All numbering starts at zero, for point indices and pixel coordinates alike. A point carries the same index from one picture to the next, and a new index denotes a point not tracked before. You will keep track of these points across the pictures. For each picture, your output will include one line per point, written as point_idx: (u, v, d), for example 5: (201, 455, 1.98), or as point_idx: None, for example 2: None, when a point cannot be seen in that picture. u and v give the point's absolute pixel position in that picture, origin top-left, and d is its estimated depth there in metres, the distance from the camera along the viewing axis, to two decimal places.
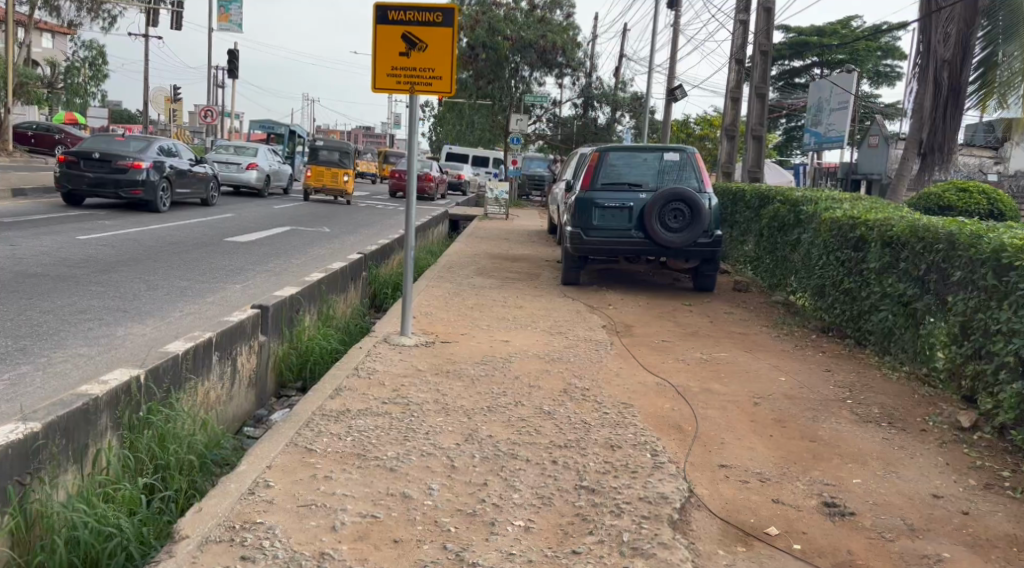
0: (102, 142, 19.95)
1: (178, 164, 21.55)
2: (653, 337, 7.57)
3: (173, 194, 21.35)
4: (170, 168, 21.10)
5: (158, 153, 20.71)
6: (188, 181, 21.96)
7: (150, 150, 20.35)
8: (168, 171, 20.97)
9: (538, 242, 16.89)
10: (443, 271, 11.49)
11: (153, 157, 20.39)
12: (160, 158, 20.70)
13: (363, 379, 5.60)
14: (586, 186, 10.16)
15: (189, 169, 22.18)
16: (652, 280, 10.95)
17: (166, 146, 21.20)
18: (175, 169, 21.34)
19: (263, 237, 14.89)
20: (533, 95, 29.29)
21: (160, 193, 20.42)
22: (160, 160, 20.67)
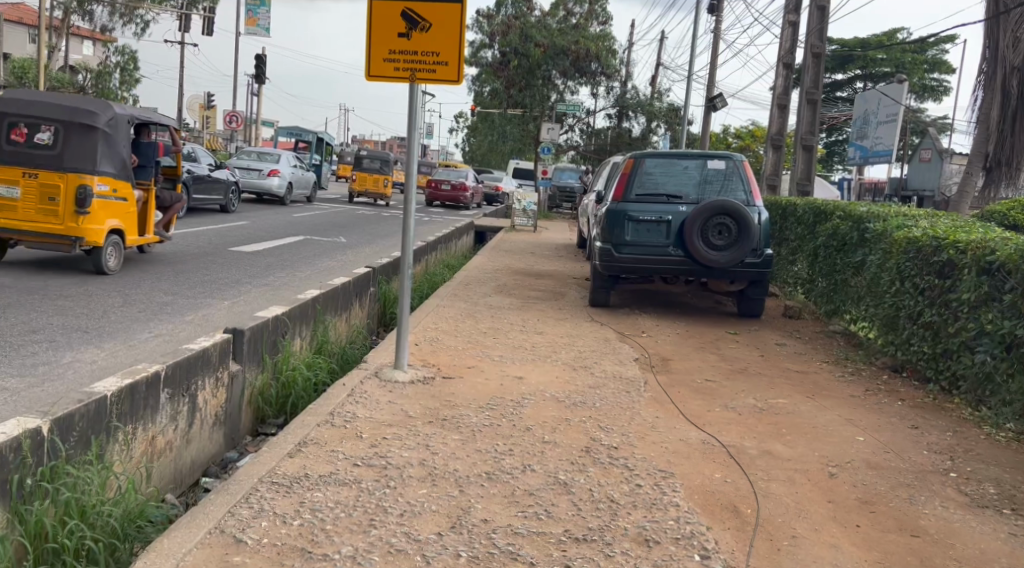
0: None
1: (195, 169, 20.75)
2: (695, 375, 6.43)
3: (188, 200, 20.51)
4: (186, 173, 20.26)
5: None
6: (206, 186, 21.10)
7: None
8: (185, 176, 20.15)
9: (566, 257, 15.76)
10: (459, 288, 10.41)
11: None
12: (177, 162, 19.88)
13: (340, 426, 4.55)
14: (618, 196, 9.04)
15: (208, 175, 21.35)
16: (691, 304, 9.78)
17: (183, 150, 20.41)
18: (192, 175, 20.49)
19: (271, 246, 13.91)
20: (565, 104, 28.24)
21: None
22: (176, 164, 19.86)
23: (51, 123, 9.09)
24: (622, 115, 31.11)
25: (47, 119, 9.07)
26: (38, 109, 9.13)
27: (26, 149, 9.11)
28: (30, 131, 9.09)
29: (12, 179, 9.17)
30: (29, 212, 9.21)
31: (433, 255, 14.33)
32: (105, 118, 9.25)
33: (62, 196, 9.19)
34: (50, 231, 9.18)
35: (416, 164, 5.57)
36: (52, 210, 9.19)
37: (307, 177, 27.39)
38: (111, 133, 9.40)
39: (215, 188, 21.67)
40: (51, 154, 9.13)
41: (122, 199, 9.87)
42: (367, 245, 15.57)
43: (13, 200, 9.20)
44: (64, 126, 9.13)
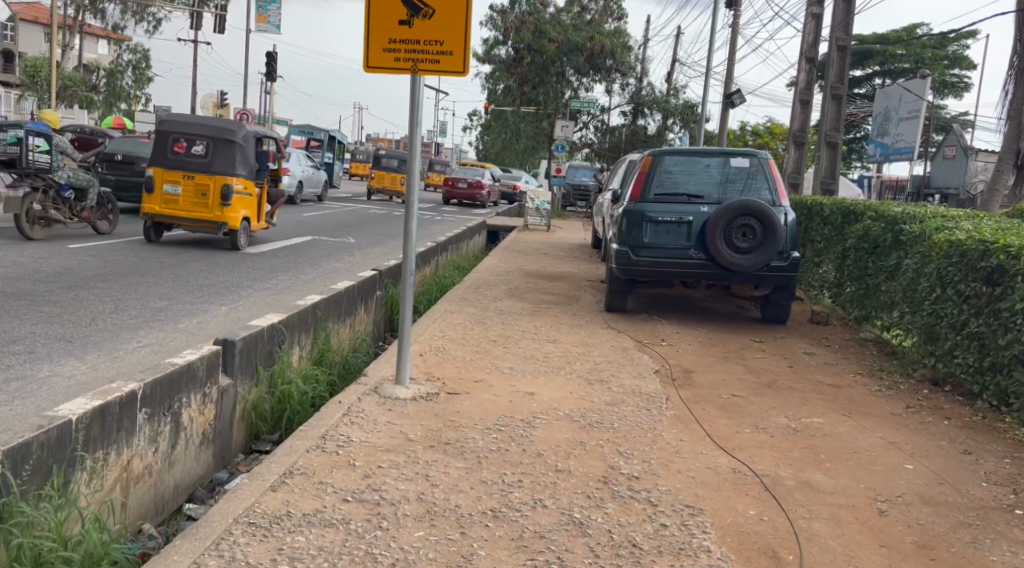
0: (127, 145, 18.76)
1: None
2: (720, 390, 5.97)
3: None
4: None
5: None
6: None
7: None
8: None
9: (581, 258, 15.30)
10: (469, 292, 9.98)
11: None
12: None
13: (331, 453, 4.11)
14: (636, 196, 8.58)
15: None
16: (712, 309, 9.31)
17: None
18: None
19: (278, 247, 13.52)
20: (579, 101, 27.77)
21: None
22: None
23: (199, 137, 12.15)
24: (637, 112, 30.60)
25: (196, 133, 12.08)
26: (190, 128, 12.17)
27: (184, 159, 12.27)
28: (186, 144, 12.19)
29: (175, 180, 12.33)
30: (188, 205, 12.44)
31: (443, 256, 13.90)
32: (240, 132, 12.32)
33: (211, 192, 12.30)
34: (203, 218, 12.30)
35: (419, 162, 5.14)
36: (205, 201, 12.35)
37: (318, 176, 27.03)
38: (245, 145, 12.48)
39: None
40: (202, 161, 12.27)
41: (251, 195, 13.04)
42: (377, 245, 15.16)
43: (176, 196, 12.38)
44: (212, 141, 12.20)
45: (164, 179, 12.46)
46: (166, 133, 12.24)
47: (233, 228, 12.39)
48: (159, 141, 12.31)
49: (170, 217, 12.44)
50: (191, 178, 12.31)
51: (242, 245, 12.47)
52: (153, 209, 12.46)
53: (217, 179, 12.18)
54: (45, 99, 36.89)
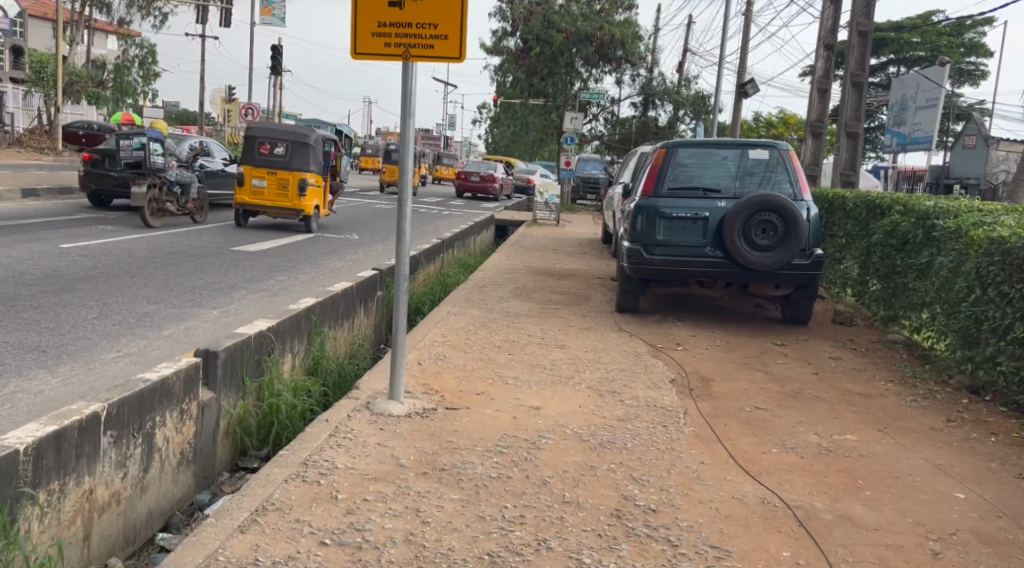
0: None
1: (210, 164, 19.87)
2: (742, 402, 5.53)
3: None
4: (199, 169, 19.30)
5: (188, 152, 18.94)
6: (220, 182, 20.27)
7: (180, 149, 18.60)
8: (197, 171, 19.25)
9: (591, 253, 14.84)
10: (473, 292, 9.55)
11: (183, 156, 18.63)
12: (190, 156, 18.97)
13: (313, 483, 3.70)
14: (648, 191, 8.11)
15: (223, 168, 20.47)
16: (728, 310, 8.85)
17: (196, 145, 19.50)
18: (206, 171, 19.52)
19: (278, 245, 13.11)
20: (589, 92, 27.24)
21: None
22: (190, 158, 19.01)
23: (282, 141, 14.72)
24: (648, 103, 30.02)
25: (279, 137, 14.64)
26: (274, 133, 14.77)
27: (269, 158, 14.88)
28: (270, 146, 14.76)
29: (261, 175, 14.92)
30: (274, 196, 15.08)
31: (448, 253, 13.47)
32: (313, 136, 14.98)
33: (290, 185, 14.92)
34: (285, 206, 14.90)
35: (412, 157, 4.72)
36: (285, 192, 14.90)
37: None
38: (317, 147, 15.16)
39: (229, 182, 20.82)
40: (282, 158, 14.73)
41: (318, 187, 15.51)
42: (381, 242, 14.73)
43: (262, 189, 14.99)
44: (292, 143, 14.81)
45: (252, 175, 15.07)
46: (253, 138, 14.80)
47: (309, 215, 15.04)
48: (246, 142, 14.85)
49: (256, 205, 15.06)
50: (275, 172, 14.88)
51: (315, 228, 15.06)
52: (243, 200, 15.09)
53: (297, 174, 14.76)
54: (51, 95, 36.49)
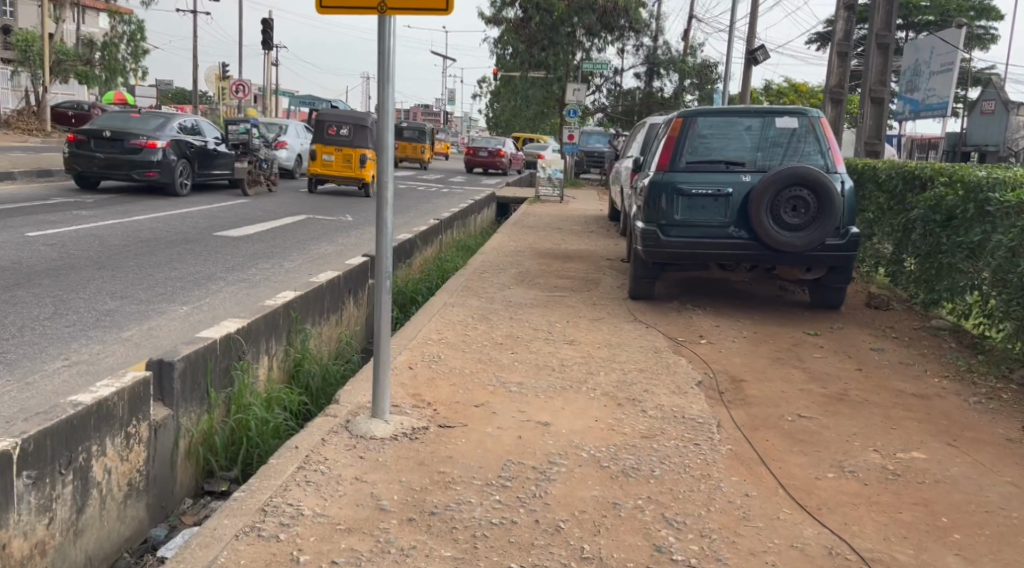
0: (115, 120, 17.26)
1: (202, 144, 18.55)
2: (782, 408, 4.81)
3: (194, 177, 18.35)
4: (190, 149, 18.10)
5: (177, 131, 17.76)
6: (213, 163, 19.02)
7: (168, 128, 17.45)
8: (188, 151, 18.04)
9: (597, 232, 14.06)
10: (473, 279, 8.81)
11: (171, 135, 17.46)
12: (179, 135, 17.73)
13: (271, 538, 2.99)
14: (664, 165, 7.34)
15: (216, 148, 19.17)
16: (751, 295, 8.11)
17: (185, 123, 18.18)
18: (196, 151, 18.31)
19: (266, 228, 12.35)
20: (591, 63, 26.27)
21: (177, 172, 17.60)
22: (179, 137, 17.78)
23: (346, 123, 17.98)
24: (652, 73, 29.00)
25: (345, 121, 17.90)
26: (340, 118, 18.03)
27: (334, 138, 18.15)
28: (336, 127, 17.98)
29: (330, 152, 18.24)
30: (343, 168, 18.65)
31: (446, 235, 12.71)
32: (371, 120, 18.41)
33: (354, 160, 18.30)
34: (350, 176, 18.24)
35: (392, 133, 3.99)
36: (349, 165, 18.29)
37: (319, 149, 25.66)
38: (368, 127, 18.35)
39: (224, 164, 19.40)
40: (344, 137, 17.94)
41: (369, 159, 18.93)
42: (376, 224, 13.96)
43: (330, 163, 18.30)
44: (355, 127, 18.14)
45: (322, 152, 18.38)
46: (321, 121, 18.06)
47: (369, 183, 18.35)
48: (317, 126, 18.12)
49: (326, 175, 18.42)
50: (340, 149, 18.16)
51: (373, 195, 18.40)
52: (315, 171, 18.51)
53: (358, 151, 18.09)
54: (38, 74, 35.44)
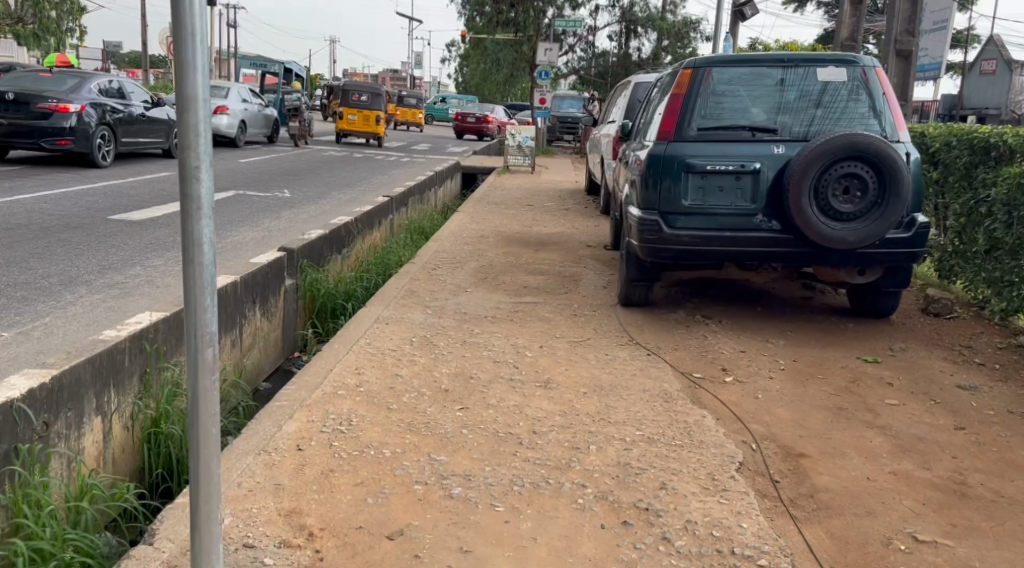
0: (22, 81, 14.05)
1: (128, 108, 15.21)
2: (881, 518, 3.04)
3: (120, 147, 15.05)
4: (117, 114, 14.85)
5: (99, 94, 14.51)
6: (145, 131, 15.84)
7: (85, 90, 14.19)
8: (114, 117, 14.78)
9: (573, 210, 12.25)
10: (421, 278, 6.96)
11: (90, 97, 14.22)
12: (100, 97, 14.45)
13: None
14: (667, 134, 5.52)
15: (146, 113, 15.89)
16: (773, 299, 6.35)
17: (105, 85, 14.89)
18: (124, 117, 15.05)
19: (180, 208, 10.36)
20: (563, 20, 24.20)
21: (98, 141, 14.22)
22: (101, 101, 14.50)
23: (366, 93, 26.29)
24: (629, 32, 27.02)
25: (366, 92, 26.23)
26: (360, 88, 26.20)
27: (358, 103, 26.48)
28: (360, 98, 26.54)
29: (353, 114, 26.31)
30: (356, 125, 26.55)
31: (397, 216, 10.83)
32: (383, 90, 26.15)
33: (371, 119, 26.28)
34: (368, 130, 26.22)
35: (205, 76, 2.11)
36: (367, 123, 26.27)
37: (268, 114, 23.41)
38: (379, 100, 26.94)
39: (155, 130, 16.28)
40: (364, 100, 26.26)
41: None
42: (317, 201, 12.03)
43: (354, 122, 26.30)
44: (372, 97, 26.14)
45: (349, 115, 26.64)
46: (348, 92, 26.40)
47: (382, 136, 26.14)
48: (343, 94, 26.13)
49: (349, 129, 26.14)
50: (361, 112, 26.53)
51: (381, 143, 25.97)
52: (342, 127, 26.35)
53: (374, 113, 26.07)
54: None
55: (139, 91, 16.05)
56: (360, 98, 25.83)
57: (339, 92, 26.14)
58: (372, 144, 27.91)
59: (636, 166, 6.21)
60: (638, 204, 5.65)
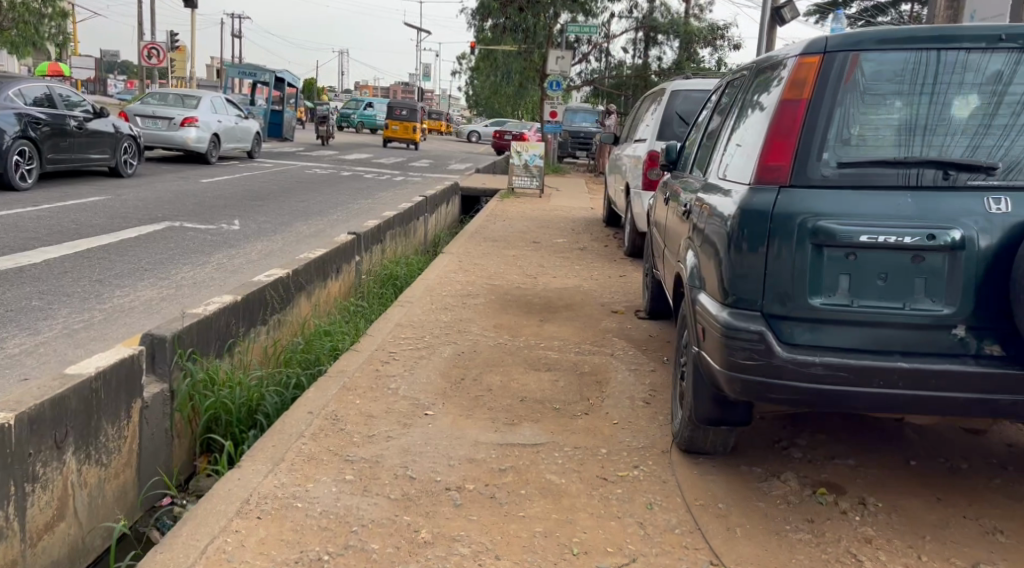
0: None
1: (61, 118, 12.86)
2: None
3: (49, 165, 12.71)
4: (46, 126, 12.48)
5: (21, 102, 12.16)
6: (83, 146, 13.47)
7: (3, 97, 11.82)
8: (43, 128, 12.43)
9: (590, 249, 9.81)
10: (362, 384, 4.52)
11: (9, 104, 11.84)
12: (22, 105, 12.07)
13: None
14: (779, 174, 3.04)
15: (85, 125, 13.53)
16: (931, 443, 3.83)
17: (32, 92, 12.53)
18: (55, 129, 12.70)
19: (74, 249, 7.94)
20: (576, 25, 21.68)
21: (15, 158, 11.88)
22: (24, 110, 12.12)
23: (405, 109, 32.79)
24: (648, 39, 24.57)
25: (405, 108, 32.65)
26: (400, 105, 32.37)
27: (400, 116, 33.15)
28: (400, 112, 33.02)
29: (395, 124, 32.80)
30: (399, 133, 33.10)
31: (366, 261, 8.38)
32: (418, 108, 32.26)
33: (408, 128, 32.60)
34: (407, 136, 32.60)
35: None
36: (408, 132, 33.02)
37: (248, 126, 21.06)
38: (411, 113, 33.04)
39: (98, 146, 13.94)
40: (405, 115, 32.71)
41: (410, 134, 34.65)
42: (266, 239, 9.62)
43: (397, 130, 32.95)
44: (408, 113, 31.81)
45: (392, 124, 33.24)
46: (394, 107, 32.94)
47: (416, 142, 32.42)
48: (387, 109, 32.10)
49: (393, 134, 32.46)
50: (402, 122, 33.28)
51: (416, 149, 32.20)
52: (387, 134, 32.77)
53: (413, 125, 32.54)
54: None
55: (78, 98, 13.69)
56: (401, 112, 32.56)
57: (385, 107, 32.64)
58: (411, 147, 34.37)
59: (706, 216, 3.73)
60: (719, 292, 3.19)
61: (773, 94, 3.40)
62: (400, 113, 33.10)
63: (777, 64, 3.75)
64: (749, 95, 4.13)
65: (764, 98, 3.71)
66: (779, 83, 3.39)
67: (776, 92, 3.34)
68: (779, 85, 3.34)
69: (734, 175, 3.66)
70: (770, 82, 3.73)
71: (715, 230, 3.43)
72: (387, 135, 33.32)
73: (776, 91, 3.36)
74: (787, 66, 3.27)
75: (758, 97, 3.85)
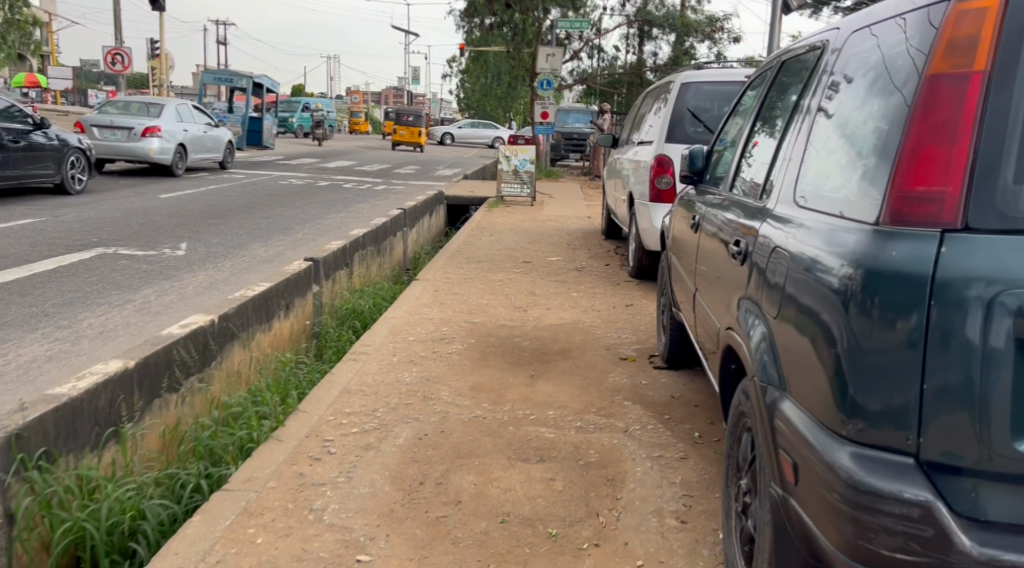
0: None
1: None
2: None
3: None
4: None
5: None
6: (21, 161, 12.09)
7: None
8: None
9: (589, 269, 8.49)
10: (279, 501, 3.19)
11: None
12: None
13: None
14: (946, 203, 1.75)
15: (22, 138, 12.11)
16: None
17: None
18: None
19: None
20: (566, 20, 20.35)
21: None
22: None
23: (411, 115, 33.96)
24: (643, 34, 23.25)
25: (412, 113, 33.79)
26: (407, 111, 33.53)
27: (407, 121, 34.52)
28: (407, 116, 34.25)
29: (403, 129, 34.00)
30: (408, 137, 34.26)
31: (324, 293, 7.00)
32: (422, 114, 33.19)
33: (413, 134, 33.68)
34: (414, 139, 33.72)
35: None
36: (414, 135, 34.26)
37: (219, 135, 19.69)
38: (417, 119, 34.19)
39: (41, 161, 12.57)
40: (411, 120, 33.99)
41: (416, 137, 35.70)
42: (212, 267, 8.25)
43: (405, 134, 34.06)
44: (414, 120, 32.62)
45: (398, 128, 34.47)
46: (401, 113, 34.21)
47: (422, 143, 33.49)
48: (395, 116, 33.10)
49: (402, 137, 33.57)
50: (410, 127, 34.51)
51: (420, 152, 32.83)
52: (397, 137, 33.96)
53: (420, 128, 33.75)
54: None
55: (15, 109, 12.30)
56: (409, 116, 33.85)
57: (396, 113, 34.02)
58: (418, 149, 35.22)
59: (768, 261, 2.45)
60: (823, 403, 1.91)
61: (882, 69, 2.12)
62: (406, 118, 34.38)
63: (861, 30, 2.48)
64: (811, 77, 2.86)
65: (847, 82, 2.44)
66: (891, 51, 2.12)
67: (893, 65, 2.05)
68: (894, 53, 2.06)
69: (810, 196, 2.39)
70: (853, 56, 2.45)
71: (796, 291, 2.14)
72: (397, 138, 34.79)
73: (890, 64, 2.08)
74: (916, 22, 2.00)
75: (833, 79, 2.57)
